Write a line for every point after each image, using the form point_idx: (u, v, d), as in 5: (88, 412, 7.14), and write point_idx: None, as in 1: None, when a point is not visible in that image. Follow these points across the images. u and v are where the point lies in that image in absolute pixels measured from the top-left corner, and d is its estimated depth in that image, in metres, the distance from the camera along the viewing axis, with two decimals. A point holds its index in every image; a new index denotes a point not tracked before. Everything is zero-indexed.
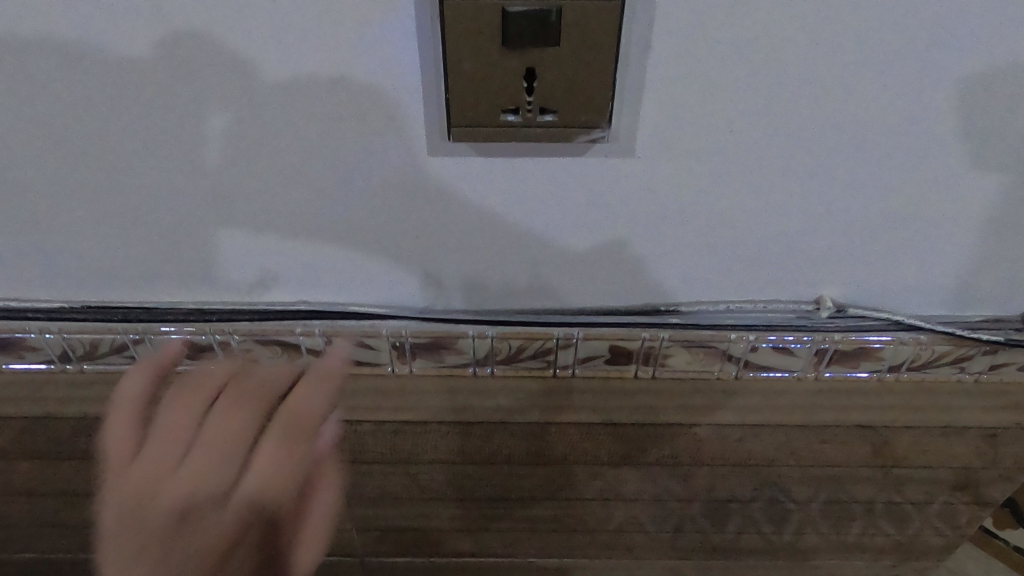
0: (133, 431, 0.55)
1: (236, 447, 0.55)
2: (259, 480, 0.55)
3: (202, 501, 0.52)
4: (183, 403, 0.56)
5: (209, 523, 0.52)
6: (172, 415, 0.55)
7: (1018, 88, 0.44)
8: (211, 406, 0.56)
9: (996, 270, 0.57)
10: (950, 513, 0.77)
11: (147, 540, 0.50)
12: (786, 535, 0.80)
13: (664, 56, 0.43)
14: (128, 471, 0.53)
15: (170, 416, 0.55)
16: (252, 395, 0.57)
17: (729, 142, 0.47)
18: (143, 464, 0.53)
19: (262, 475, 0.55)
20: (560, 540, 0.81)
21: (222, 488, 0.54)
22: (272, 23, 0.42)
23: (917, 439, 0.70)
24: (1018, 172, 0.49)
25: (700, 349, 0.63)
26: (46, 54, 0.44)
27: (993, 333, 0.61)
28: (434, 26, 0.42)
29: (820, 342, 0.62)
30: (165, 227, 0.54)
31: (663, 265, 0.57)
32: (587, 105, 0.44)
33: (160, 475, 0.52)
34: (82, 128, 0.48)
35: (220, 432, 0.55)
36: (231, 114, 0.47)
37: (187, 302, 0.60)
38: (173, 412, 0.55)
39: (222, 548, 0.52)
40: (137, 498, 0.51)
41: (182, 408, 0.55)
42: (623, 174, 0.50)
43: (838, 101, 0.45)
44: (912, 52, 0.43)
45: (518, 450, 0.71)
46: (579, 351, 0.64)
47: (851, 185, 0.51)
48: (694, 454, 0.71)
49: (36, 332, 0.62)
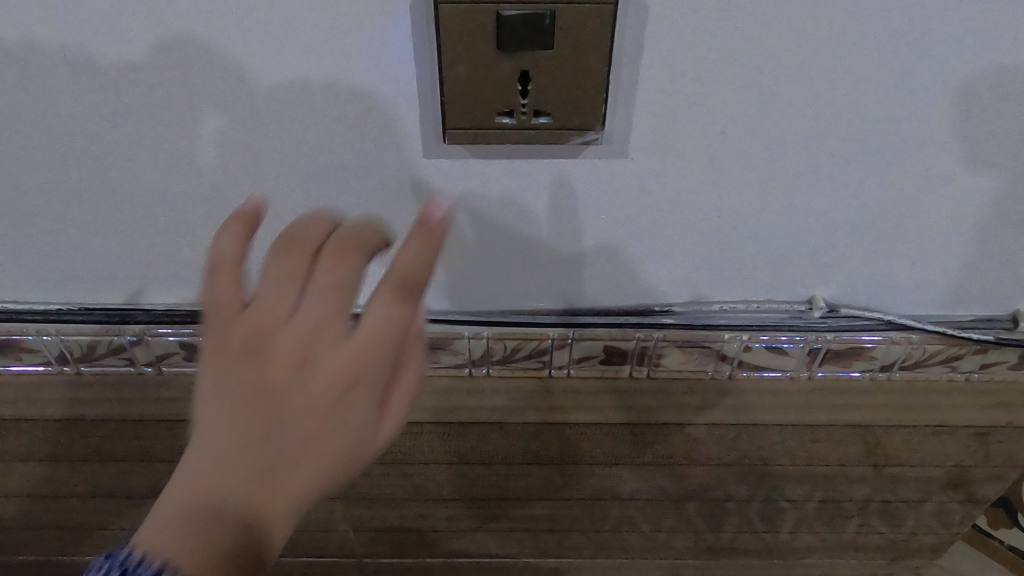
0: (226, 272, 0.35)
1: (333, 322, 0.34)
2: (370, 335, 0.34)
3: (312, 365, 0.34)
4: (286, 248, 0.35)
5: (334, 349, 0.34)
6: (272, 265, 0.35)
7: (1008, 89, 0.45)
8: (319, 255, 0.35)
9: (986, 270, 0.57)
10: (943, 512, 0.78)
11: (250, 405, 0.34)
12: (782, 534, 0.81)
13: (656, 58, 0.43)
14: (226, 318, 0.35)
15: (267, 269, 0.35)
16: (411, 236, 0.34)
17: (721, 143, 0.48)
18: (246, 312, 0.35)
19: (374, 334, 0.34)
20: (556, 541, 0.82)
21: (337, 334, 0.34)
22: (267, 28, 0.42)
23: (908, 437, 0.70)
24: (1008, 172, 0.50)
25: (695, 349, 0.64)
26: (40, 59, 0.44)
27: (983, 332, 0.62)
28: (429, 29, 0.42)
29: (813, 342, 0.63)
30: (162, 231, 0.55)
31: (656, 265, 0.57)
32: (581, 108, 0.45)
33: (274, 322, 0.34)
34: (78, 133, 0.48)
35: (322, 289, 0.34)
36: (227, 119, 0.47)
37: (183, 304, 0.61)
38: (272, 262, 0.35)
39: (343, 385, 0.34)
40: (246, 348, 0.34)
41: (241, 231, 0.35)
42: (616, 175, 0.50)
43: (829, 103, 0.46)
44: (902, 55, 0.43)
45: (514, 451, 0.72)
46: (574, 351, 0.65)
47: (842, 186, 0.51)
48: (688, 454, 0.72)
49: (34, 334, 0.63)
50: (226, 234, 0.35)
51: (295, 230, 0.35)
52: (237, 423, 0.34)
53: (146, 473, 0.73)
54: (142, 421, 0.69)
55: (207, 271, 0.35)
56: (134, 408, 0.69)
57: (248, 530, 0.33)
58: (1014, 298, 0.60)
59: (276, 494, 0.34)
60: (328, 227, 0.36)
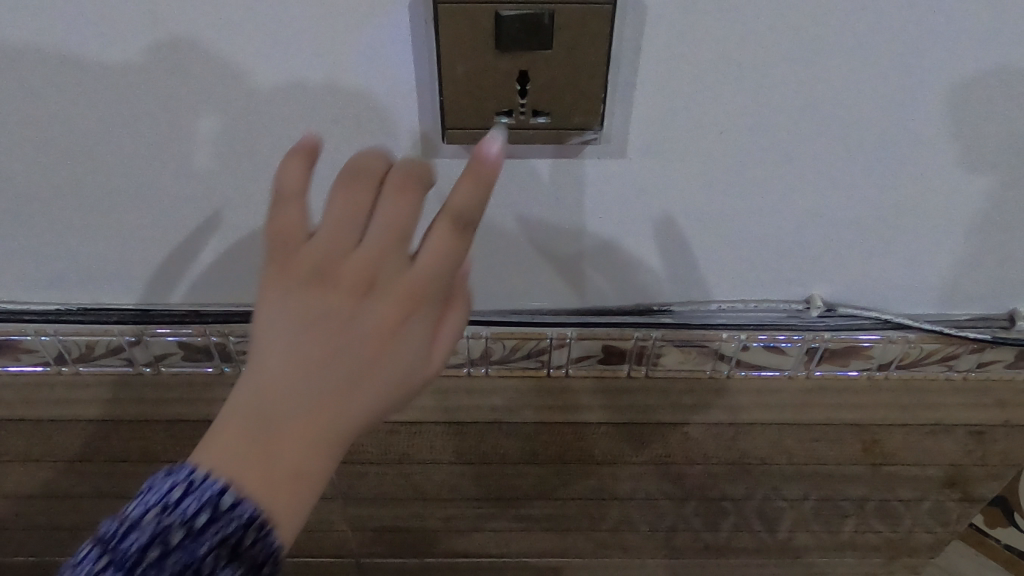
0: (291, 203, 0.35)
1: (395, 252, 0.34)
2: (431, 269, 0.34)
3: (374, 296, 0.34)
4: (350, 183, 0.35)
5: (395, 279, 0.34)
6: (335, 200, 0.35)
7: (1003, 89, 0.45)
8: (382, 190, 0.35)
9: (983, 269, 0.58)
10: (940, 511, 0.78)
11: (311, 333, 0.33)
12: (780, 534, 0.81)
13: (655, 58, 0.44)
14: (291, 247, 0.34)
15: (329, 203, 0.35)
16: (465, 172, 0.35)
17: (720, 143, 0.48)
18: (308, 243, 0.34)
19: (435, 267, 0.34)
20: (554, 541, 0.82)
21: (399, 264, 0.34)
22: (266, 28, 0.42)
23: (905, 436, 0.71)
24: (1005, 171, 0.50)
25: (693, 348, 0.64)
26: (37, 60, 0.44)
27: (980, 331, 0.62)
28: (428, 30, 0.42)
29: (811, 341, 0.63)
30: (161, 231, 0.55)
31: (654, 265, 0.57)
32: (580, 108, 0.45)
33: (337, 253, 0.34)
34: (77, 133, 0.48)
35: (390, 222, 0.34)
36: (227, 119, 0.47)
37: (181, 305, 0.61)
38: (336, 195, 0.35)
39: (404, 316, 0.34)
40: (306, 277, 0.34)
41: (303, 167, 0.35)
42: (615, 174, 0.50)
43: (827, 103, 0.46)
44: (900, 55, 0.44)
45: (513, 449, 0.72)
46: (573, 351, 0.65)
47: (840, 186, 0.51)
48: (687, 452, 0.72)
49: (32, 334, 0.63)
50: (291, 169, 0.35)
51: (358, 165, 0.35)
52: (298, 351, 0.33)
53: (145, 473, 0.73)
54: (141, 420, 0.69)
55: (271, 204, 0.36)
56: (133, 407, 0.69)
57: (305, 460, 0.34)
58: (1011, 297, 0.60)
59: (333, 424, 0.34)
60: (389, 164, 0.36)
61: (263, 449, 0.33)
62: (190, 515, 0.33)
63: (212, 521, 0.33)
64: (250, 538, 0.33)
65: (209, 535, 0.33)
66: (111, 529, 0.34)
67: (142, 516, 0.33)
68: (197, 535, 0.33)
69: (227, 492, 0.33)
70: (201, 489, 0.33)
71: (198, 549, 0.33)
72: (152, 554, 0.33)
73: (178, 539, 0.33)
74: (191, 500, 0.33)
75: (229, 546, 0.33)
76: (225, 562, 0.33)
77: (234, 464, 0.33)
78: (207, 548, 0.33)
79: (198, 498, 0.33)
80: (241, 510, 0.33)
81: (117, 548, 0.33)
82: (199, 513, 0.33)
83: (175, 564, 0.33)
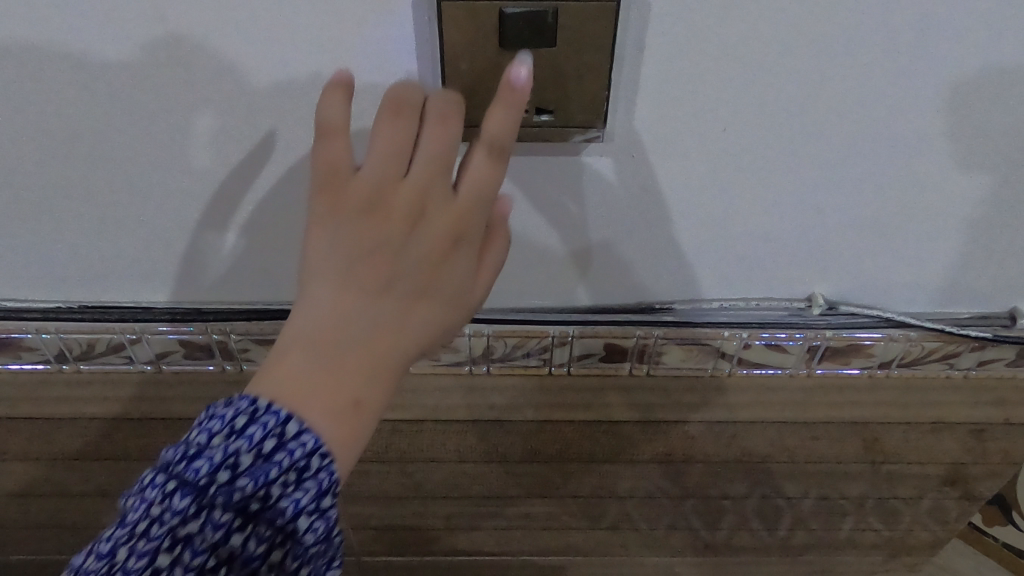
0: (336, 138, 0.39)
1: (440, 184, 0.40)
2: (472, 195, 0.40)
3: (423, 222, 0.40)
4: (393, 114, 0.39)
5: (444, 207, 0.40)
6: (380, 131, 0.39)
7: (1005, 89, 0.45)
8: (423, 120, 0.39)
9: (984, 268, 0.58)
10: (939, 509, 0.78)
11: (369, 255, 0.39)
12: (779, 533, 0.81)
13: (658, 57, 0.44)
14: (344, 179, 0.39)
15: (375, 134, 0.39)
16: (498, 99, 0.40)
17: (722, 140, 0.48)
18: (361, 176, 0.39)
19: (476, 193, 0.40)
20: (554, 540, 0.82)
21: (444, 192, 0.40)
22: (269, 26, 0.42)
23: (905, 435, 0.71)
24: (1005, 171, 0.50)
25: (695, 347, 0.65)
26: (38, 60, 0.44)
27: (981, 329, 0.62)
28: (432, 28, 0.42)
29: (812, 339, 0.63)
30: (163, 230, 0.55)
31: (655, 264, 0.57)
32: (583, 106, 0.45)
33: (388, 186, 0.39)
34: (79, 133, 0.48)
35: (432, 155, 0.39)
36: (228, 118, 0.47)
37: (183, 302, 0.61)
38: (380, 127, 0.39)
39: (450, 238, 0.40)
40: (362, 207, 0.39)
41: (344, 103, 0.39)
42: (618, 172, 0.50)
43: (830, 102, 0.46)
44: (903, 53, 0.44)
45: (514, 448, 0.72)
46: (575, 349, 0.65)
47: (843, 185, 0.51)
48: (687, 451, 0.72)
49: (34, 332, 0.63)
50: (331, 104, 0.39)
51: (397, 96, 0.39)
52: (358, 273, 0.39)
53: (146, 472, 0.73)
54: (142, 420, 0.69)
55: (315, 137, 0.39)
56: (134, 406, 0.69)
57: (373, 361, 0.40)
58: (1012, 295, 0.60)
59: (390, 335, 0.40)
60: (421, 93, 0.40)
61: (329, 360, 0.39)
62: (257, 442, 0.38)
63: (279, 447, 0.38)
64: (313, 464, 0.38)
65: (277, 460, 0.38)
66: (177, 454, 0.39)
67: (210, 441, 0.38)
68: (267, 459, 0.38)
69: (290, 421, 0.39)
70: (267, 415, 0.39)
71: (268, 472, 0.38)
72: (222, 476, 0.38)
73: (248, 463, 0.38)
74: (256, 428, 0.38)
75: (295, 471, 0.38)
76: (291, 484, 0.38)
77: (309, 373, 0.39)
78: (276, 470, 0.38)
79: (263, 426, 0.38)
80: (305, 437, 0.38)
81: (186, 472, 0.38)
82: (266, 440, 0.38)
83: (245, 484, 0.38)
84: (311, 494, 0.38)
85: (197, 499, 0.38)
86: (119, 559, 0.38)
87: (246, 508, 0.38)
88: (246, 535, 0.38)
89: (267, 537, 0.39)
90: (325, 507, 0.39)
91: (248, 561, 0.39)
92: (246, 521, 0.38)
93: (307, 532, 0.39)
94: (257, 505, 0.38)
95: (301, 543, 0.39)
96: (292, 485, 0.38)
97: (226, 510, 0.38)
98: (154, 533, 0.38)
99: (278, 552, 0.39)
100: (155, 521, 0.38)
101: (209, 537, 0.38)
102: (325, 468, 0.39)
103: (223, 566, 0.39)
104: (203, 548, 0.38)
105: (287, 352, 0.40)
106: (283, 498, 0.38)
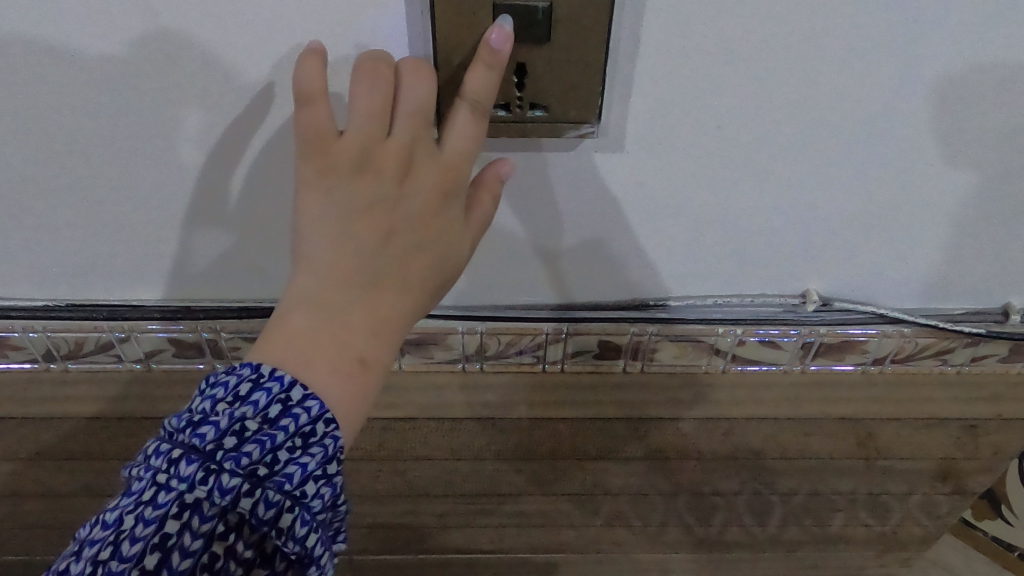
0: (318, 104, 0.40)
1: (424, 140, 0.41)
2: (459, 149, 0.42)
3: (412, 176, 0.41)
4: (370, 74, 0.40)
5: (432, 164, 0.41)
6: (359, 91, 0.40)
7: (996, 87, 0.45)
8: (400, 80, 0.41)
9: (976, 266, 0.58)
10: (932, 505, 0.75)
11: (363, 210, 0.40)
12: (772, 529, 0.77)
13: (652, 52, 0.43)
14: (331, 141, 0.40)
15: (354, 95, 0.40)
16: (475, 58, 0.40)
17: (717, 137, 0.48)
18: (346, 138, 0.40)
19: (460, 148, 0.42)
20: (546, 539, 0.77)
21: (430, 148, 0.41)
22: (260, 19, 0.41)
23: (898, 431, 0.72)
24: (998, 166, 0.50)
25: (687, 344, 0.66)
26: (21, 56, 0.43)
27: (972, 325, 0.62)
28: (424, 21, 0.41)
29: (806, 336, 0.64)
30: (151, 226, 0.54)
31: (647, 258, 0.57)
32: (577, 102, 0.44)
33: (375, 145, 0.40)
34: (67, 129, 0.47)
35: (414, 112, 0.40)
36: (217, 113, 0.47)
37: (172, 300, 0.61)
38: (358, 87, 0.40)
39: (439, 191, 0.42)
40: (351, 165, 0.40)
41: (320, 67, 0.40)
42: (613, 167, 0.50)
43: (826, 99, 0.46)
44: (900, 50, 0.43)
45: (506, 445, 0.72)
46: (569, 346, 0.66)
47: (838, 182, 0.51)
48: (680, 447, 0.72)
49: (21, 331, 0.63)
50: (309, 70, 0.40)
51: (372, 57, 0.40)
52: (354, 230, 0.40)
53: None
54: (127, 420, 0.68)
55: (297, 104, 0.40)
56: (121, 406, 0.68)
57: (372, 316, 0.41)
58: (1004, 292, 0.61)
59: (389, 288, 0.41)
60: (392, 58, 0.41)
61: (330, 318, 0.40)
62: (262, 407, 0.38)
63: (285, 411, 0.38)
64: (319, 430, 0.38)
65: (284, 424, 0.38)
66: (181, 423, 0.38)
67: (215, 408, 0.38)
68: (273, 424, 0.38)
69: (295, 386, 0.39)
70: (271, 380, 0.39)
71: (274, 436, 0.37)
72: (229, 442, 0.37)
73: (254, 429, 0.38)
74: (262, 394, 0.38)
75: (301, 437, 0.38)
76: (298, 449, 0.38)
77: (309, 334, 0.40)
78: (283, 434, 0.38)
79: (268, 392, 0.38)
80: (310, 402, 0.38)
81: (192, 438, 0.37)
82: (272, 405, 0.38)
83: (252, 449, 0.37)
84: (319, 458, 0.38)
85: (205, 463, 0.37)
86: (124, 529, 0.36)
87: (253, 473, 0.37)
88: (254, 499, 0.37)
89: (276, 501, 0.37)
90: (332, 472, 0.39)
91: (257, 527, 0.37)
92: (254, 485, 0.37)
93: (315, 496, 0.38)
94: (265, 470, 0.37)
95: (309, 509, 0.38)
96: (299, 450, 0.38)
97: (233, 474, 0.37)
98: (161, 500, 0.36)
99: (287, 517, 0.37)
100: (161, 488, 0.36)
101: (217, 502, 0.36)
102: (331, 434, 0.39)
103: (231, 534, 0.37)
104: (211, 514, 0.37)
105: (287, 317, 0.40)
106: (288, 463, 0.38)
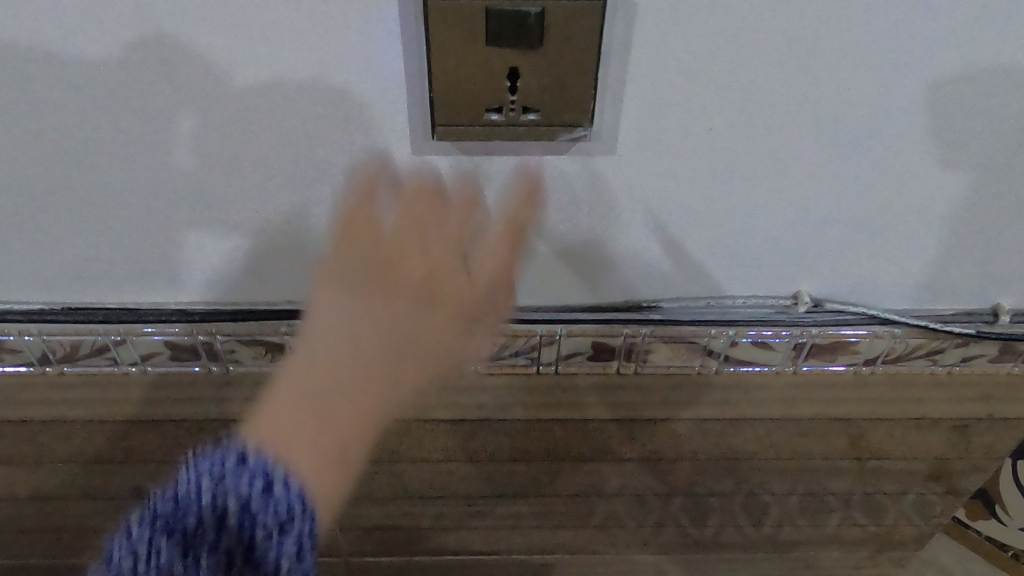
0: (366, 202, 0.52)
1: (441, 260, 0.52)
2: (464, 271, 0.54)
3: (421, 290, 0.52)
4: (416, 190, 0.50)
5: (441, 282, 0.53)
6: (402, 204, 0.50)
7: (985, 89, 0.46)
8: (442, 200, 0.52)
9: (966, 267, 0.59)
10: (925, 504, 0.75)
11: (372, 319, 0.51)
12: (766, 529, 0.77)
13: (644, 57, 0.44)
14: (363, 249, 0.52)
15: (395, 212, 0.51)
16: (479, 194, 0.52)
17: (709, 140, 0.48)
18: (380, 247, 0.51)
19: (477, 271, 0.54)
20: (547, 535, 0.76)
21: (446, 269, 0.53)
22: (255, 23, 0.42)
23: (889, 432, 0.73)
24: (986, 168, 0.51)
25: (682, 346, 0.66)
26: (19, 61, 0.44)
27: (962, 325, 0.63)
28: (418, 27, 0.42)
29: (798, 337, 0.64)
30: (146, 230, 0.54)
31: (641, 260, 0.57)
32: (569, 106, 0.45)
33: (398, 260, 0.51)
34: (62, 134, 0.48)
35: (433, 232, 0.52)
36: (211, 118, 0.47)
37: (169, 303, 0.61)
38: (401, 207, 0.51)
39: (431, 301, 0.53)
40: (371, 280, 0.51)
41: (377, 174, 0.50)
42: (605, 171, 0.50)
43: (816, 102, 0.46)
44: (888, 52, 0.44)
45: (503, 446, 0.73)
46: (563, 347, 0.67)
47: (829, 183, 0.52)
48: (675, 449, 0.72)
49: (17, 334, 0.63)
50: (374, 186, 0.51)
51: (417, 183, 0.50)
52: (364, 335, 0.51)
53: None
54: (122, 423, 0.68)
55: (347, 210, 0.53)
56: (118, 409, 0.68)
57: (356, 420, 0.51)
58: (995, 292, 0.61)
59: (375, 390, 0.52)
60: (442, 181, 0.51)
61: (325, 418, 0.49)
62: (243, 495, 0.42)
63: (263, 501, 0.43)
64: (295, 521, 0.43)
65: (262, 511, 0.43)
66: (166, 504, 0.42)
67: (199, 495, 0.42)
68: (251, 511, 0.42)
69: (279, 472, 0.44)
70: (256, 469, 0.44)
71: (251, 522, 0.42)
72: (209, 527, 0.42)
73: (234, 515, 0.42)
74: (246, 481, 0.43)
75: (279, 524, 0.43)
76: (273, 535, 0.42)
77: (304, 428, 0.48)
78: (260, 520, 0.42)
79: (254, 478, 0.43)
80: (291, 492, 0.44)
81: (176, 520, 0.42)
82: (254, 489, 0.43)
83: (229, 535, 0.42)
84: (292, 546, 0.42)
85: (181, 544, 0.41)
86: None
87: (225, 560, 0.41)
88: None
89: None
90: (303, 562, 0.43)
91: None
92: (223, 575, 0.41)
93: None
94: (237, 557, 0.41)
95: None
96: (274, 537, 0.42)
97: (205, 560, 0.41)
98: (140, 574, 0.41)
99: None
100: (141, 562, 0.41)
101: None
102: (303, 524, 0.43)
103: None
104: None
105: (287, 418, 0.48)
106: (264, 546, 0.42)
